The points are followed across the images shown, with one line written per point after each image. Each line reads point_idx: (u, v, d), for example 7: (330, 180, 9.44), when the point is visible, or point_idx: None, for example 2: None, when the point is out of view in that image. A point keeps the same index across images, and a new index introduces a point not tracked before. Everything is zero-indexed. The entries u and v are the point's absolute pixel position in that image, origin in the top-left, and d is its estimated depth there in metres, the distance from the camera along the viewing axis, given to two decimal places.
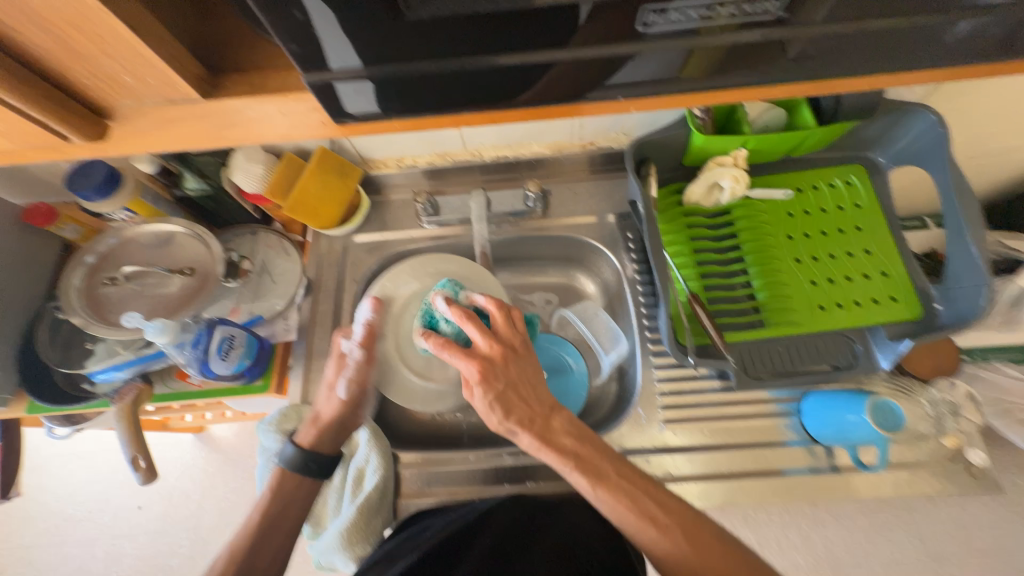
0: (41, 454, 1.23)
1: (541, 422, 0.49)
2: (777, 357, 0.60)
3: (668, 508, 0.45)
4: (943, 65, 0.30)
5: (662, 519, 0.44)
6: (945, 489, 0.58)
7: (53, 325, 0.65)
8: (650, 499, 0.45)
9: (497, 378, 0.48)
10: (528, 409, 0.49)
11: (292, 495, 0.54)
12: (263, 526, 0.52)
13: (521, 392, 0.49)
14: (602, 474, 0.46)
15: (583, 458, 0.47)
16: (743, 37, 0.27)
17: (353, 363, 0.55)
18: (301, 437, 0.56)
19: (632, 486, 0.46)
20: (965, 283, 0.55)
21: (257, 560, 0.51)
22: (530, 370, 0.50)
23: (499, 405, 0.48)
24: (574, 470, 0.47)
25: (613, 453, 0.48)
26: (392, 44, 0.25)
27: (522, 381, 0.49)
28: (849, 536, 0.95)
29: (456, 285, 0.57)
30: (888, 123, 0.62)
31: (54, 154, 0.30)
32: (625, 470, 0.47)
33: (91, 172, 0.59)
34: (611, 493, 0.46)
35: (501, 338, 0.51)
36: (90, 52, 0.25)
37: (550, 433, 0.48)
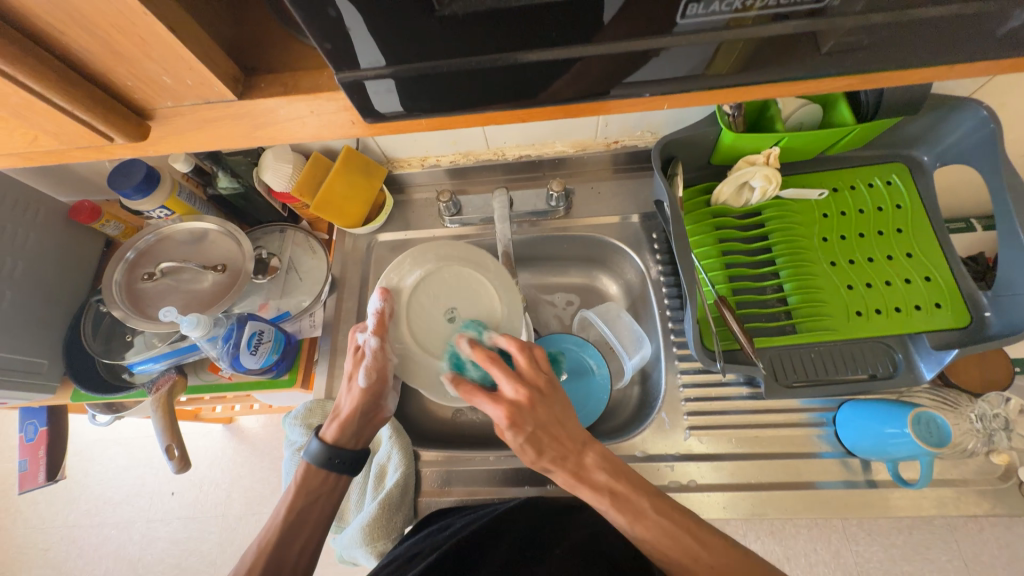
0: (84, 440, 1.30)
1: (575, 460, 0.47)
2: (809, 364, 0.58)
3: (709, 546, 0.43)
4: (1011, 54, 0.27)
5: (706, 560, 0.42)
6: (994, 509, 0.55)
7: (96, 318, 0.67)
8: (691, 538, 0.44)
9: (526, 423, 0.46)
10: (560, 448, 0.47)
11: (319, 491, 0.53)
12: (290, 522, 0.51)
13: (551, 433, 0.47)
14: (640, 511, 0.45)
15: (619, 494, 0.46)
16: (779, 29, 0.25)
17: (369, 352, 0.53)
18: (326, 432, 0.55)
19: (672, 524, 0.44)
20: (1019, 290, 0.52)
21: (285, 556, 0.50)
22: (559, 409, 0.47)
23: (531, 446, 0.47)
24: (610, 506, 0.46)
25: (648, 489, 0.46)
26: (423, 41, 0.24)
27: (551, 423, 0.47)
28: (882, 552, 0.90)
29: (478, 322, 0.55)
30: (934, 119, 0.59)
31: (100, 153, 0.31)
32: (661, 505, 0.46)
33: (132, 171, 0.61)
34: (649, 530, 0.44)
35: (528, 377, 0.48)
36: (133, 55, 0.25)
37: (584, 470, 0.47)
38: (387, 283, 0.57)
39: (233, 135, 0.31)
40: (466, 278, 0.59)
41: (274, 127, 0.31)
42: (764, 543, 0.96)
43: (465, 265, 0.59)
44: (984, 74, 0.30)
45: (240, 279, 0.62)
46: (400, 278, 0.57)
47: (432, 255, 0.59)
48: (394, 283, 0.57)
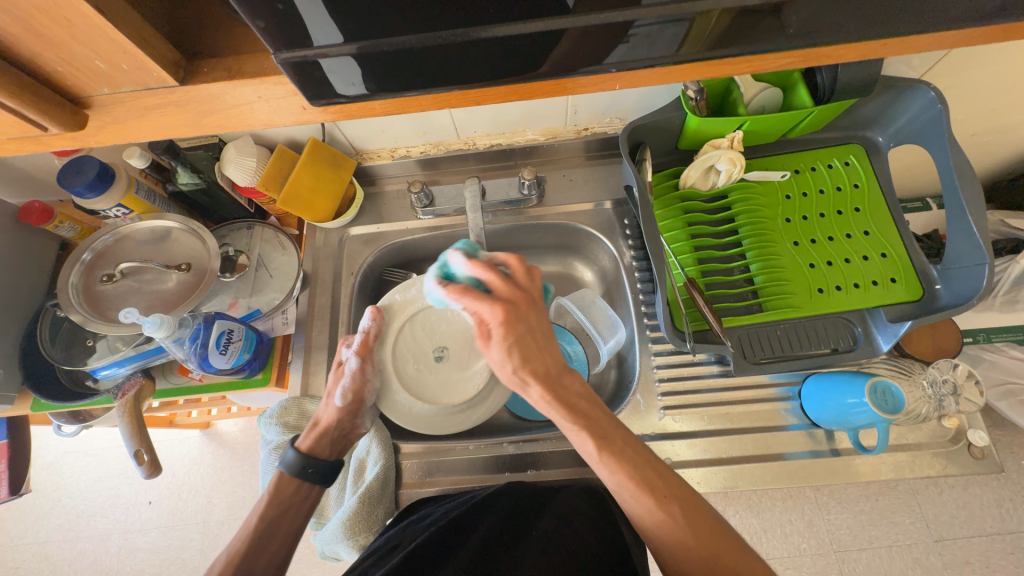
0: (52, 452, 1.26)
1: (550, 377, 0.49)
2: (775, 341, 0.60)
3: (668, 480, 0.44)
4: (945, 28, 0.29)
5: (662, 490, 0.43)
6: (946, 470, 0.58)
7: (54, 323, 0.64)
8: (652, 469, 0.44)
9: (517, 322, 0.49)
10: (542, 360, 0.49)
11: (291, 501, 0.52)
12: (261, 531, 0.49)
13: (537, 344, 0.49)
14: (608, 435, 0.46)
15: (590, 416, 0.47)
16: (741, 1, 0.26)
17: (348, 372, 0.55)
18: (301, 443, 0.55)
19: (635, 455, 0.45)
20: (964, 261, 0.55)
21: (253, 568, 0.47)
22: (546, 322, 0.51)
23: (517, 350, 0.48)
24: (580, 429, 0.46)
25: (618, 423, 0.48)
26: (371, 19, 0.24)
27: (540, 331, 0.50)
28: (852, 519, 0.95)
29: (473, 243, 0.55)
30: (886, 101, 0.61)
31: (37, 144, 0.30)
32: (629, 438, 0.47)
33: (83, 168, 0.58)
34: (615, 457, 0.45)
35: (522, 288, 0.51)
36: (60, 38, 0.24)
37: (561, 386, 0.49)
38: (385, 305, 0.60)
39: (179, 123, 0.30)
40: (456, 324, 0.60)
41: (222, 114, 0.30)
42: (741, 518, 0.98)
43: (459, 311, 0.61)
44: (926, 49, 0.31)
45: (206, 277, 0.61)
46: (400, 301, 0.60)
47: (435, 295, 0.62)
48: (390, 306, 0.60)
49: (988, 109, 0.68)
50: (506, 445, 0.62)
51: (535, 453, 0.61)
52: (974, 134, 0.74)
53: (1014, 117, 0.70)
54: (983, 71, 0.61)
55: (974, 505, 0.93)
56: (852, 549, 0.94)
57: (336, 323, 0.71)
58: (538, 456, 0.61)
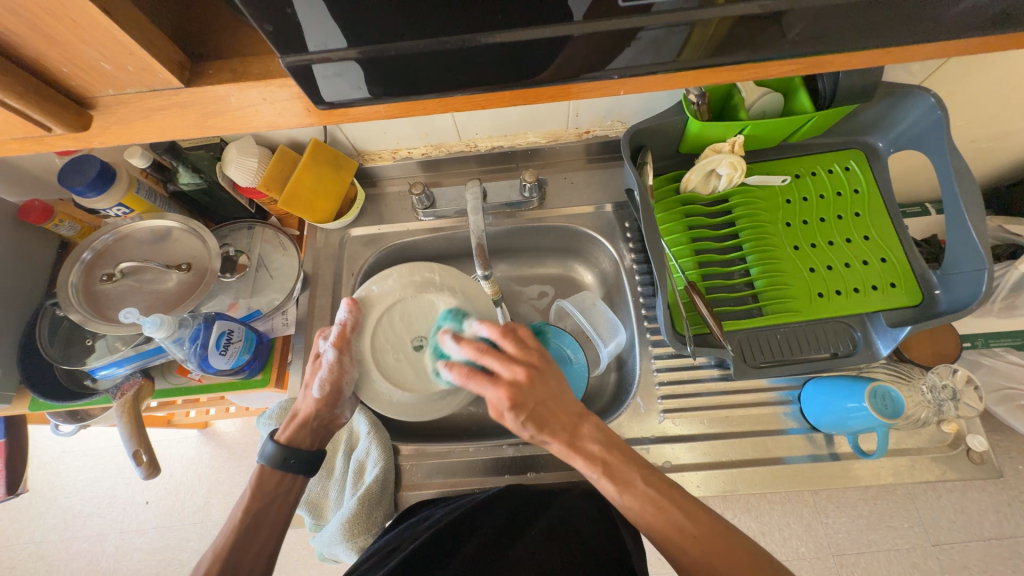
0: (49, 452, 1.25)
1: (570, 433, 0.47)
2: (776, 345, 0.60)
3: (695, 520, 0.44)
4: (948, 37, 0.29)
5: (689, 530, 0.43)
6: (945, 475, 0.59)
7: (53, 322, 0.64)
8: (677, 510, 0.44)
9: (525, 399, 0.46)
10: (559, 422, 0.47)
11: (275, 493, 0.52)
12: (246, 524, 0.49)
13: (549, 407, 0.47)
14: (631, 482, 0.45)
15: (611, 464, 0.46)
16: (744, 9, 0.26)
17: (326, 363, 0.53)
18: (280, 434, 0.54)
19: (659, 494, 0.45)
20: (964, 267, 0.55)
21: (241, 560, 0.48)
22: (555, 383, 0.48)
23: (532, 424, 0.46)
24: (602, 477, 0.46)
25: (637, 459, 0.47)
26: (377, 24, 0.24)
27: (549, 397, 0.47)
28: (850, 523, 0.96)
29: (456, 317, 0.58)
30: (886, 107, 0.61)
31: (41, 144, 0.30)
32: (651, 477, 0.46)
33: (85, 167, 0.58)
34: (638, 500, 0.45)
35: (521, 355, 0.48)
36: (67, 39, 0.24)
37: (579, 440, 0.47)
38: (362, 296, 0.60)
39: (183, 125, 0.30)
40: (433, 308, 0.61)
41: (227, 116, 0.30)
42: (740, 521, 0.98)
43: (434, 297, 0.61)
44: (929, 57, 0.31)
45: (206, 277, 0.60)
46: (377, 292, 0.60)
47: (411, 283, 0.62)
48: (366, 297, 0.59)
49: (987, 115, 0.68)
50: (505, 447, 0.62)
51: (535, 456, 0.61)
52: (973, 140, 0.74)
53: (1014, 123, 0.70)
54: (982, 78, 0.61)
55: (972, 510, 0.93)
56: (850, 553, 0.94)
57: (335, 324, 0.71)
58: (538, 458, 0.61)
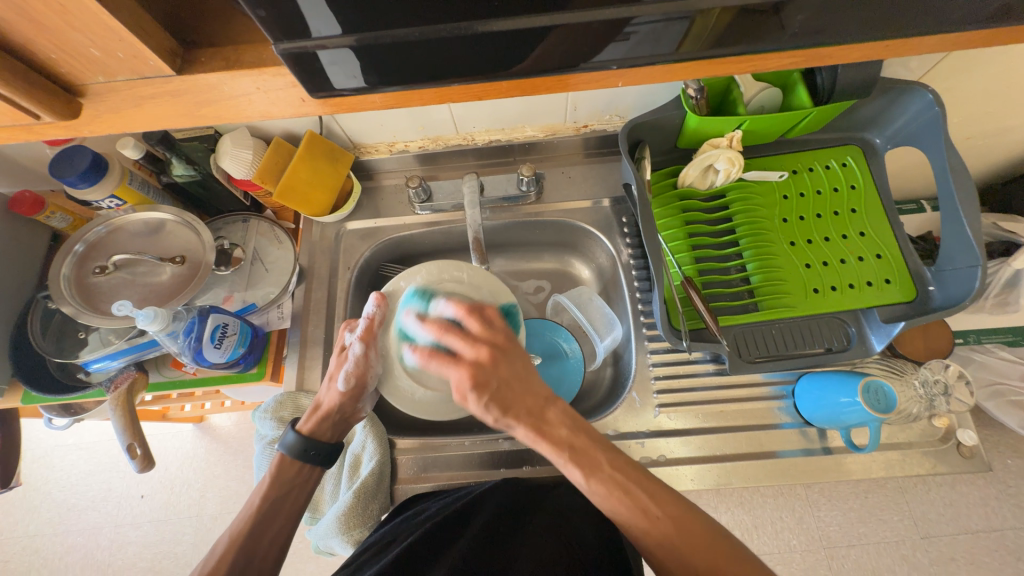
0: (42, 445, 1.24)
1: (535, 415, 0.47)
2: (770, 340, 0.60)
3: (662, 501, 0.43)
4: (947, 30, 0.29)
5: (655, 512, 0.42)
6: (936, 469, 0.59)
7: (45, 315, 0.63)
8: (642, 490, 0.43)
9: (488, 378, 0.47)
10: (522, 403, 0.47)
11: (293, 483, 0.52)
12: (263, 511, 0.49)
13: (511, 389, 0.47)
14: (597, 466, 0.44)
15: (578, 449, 0.45)
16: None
17: (353, 357, 0.53)
18: (302, 425, 0.54)
19: (625, 477, 0.44)
20: (958, 263, 0.56)
21: (256, 548, 0.47)
22: (517, 364, 0.49)
23: (495, 405, 0.46)
24: (568, 462, 0.45)
25: (602, 442, 0.46)
26: (373, 10, 0.24)
27: (510, 378, 0.48)
28: (841, 516, 0.97)
29: (423, 296, 0.54)
30: (884, 103, 0.61)
31: (30, 133, 0.30)
32: (617, 460, 0.45)
33: (75, 157, 0.57)
34: (604, 485, 0.43)
35: (484, 334, 0.50)
36: (55, 24, 0.24)
37: (546, 424, 0.47)
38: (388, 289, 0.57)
39: (176, 114, 0.30)
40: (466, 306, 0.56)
41: (220, 105, 0.29)
42: (733, 515, 0.99)
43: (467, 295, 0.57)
44: (929, 51, 0.31)
45: (200, 271, 0.60)
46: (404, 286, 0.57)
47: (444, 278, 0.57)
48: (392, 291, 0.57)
49: (984, 112, 0.68)
50: (502, 441, 0.62)
51: (531, 449, 0.61)
52: (969, 137, 0.74)
53: (1010, 120, 0.70)
54: (979, 75, 0.61)
55: (961, 503, 0.95)
56: (841, 546, 0.96)
57: (331, 318, 0.71)
58: (534, 452, 0.61)
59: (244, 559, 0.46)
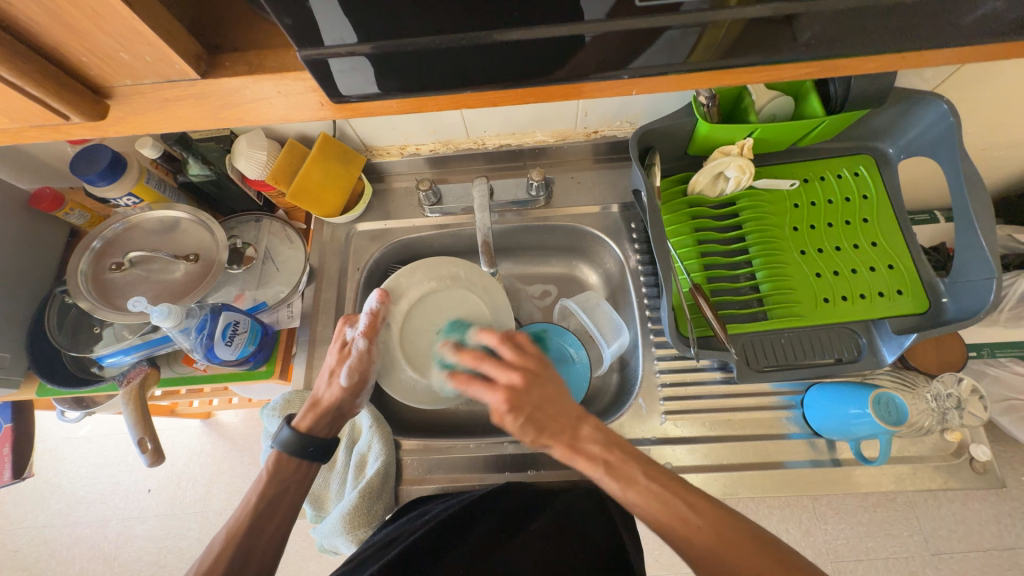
0: (54, 437, 1.27)
1: (570, 434, 0.47)
2: (779, 349, 0.60)
3: (702, 510, 0.41)
4: (964, 42, 0.29)
5: (695, 521, 0.40)
6: (947, 484, 0.58)
7: (62, 310, 0.65)
8: (680, 499, 0.42)
9: (522, 401, 0.47)
10: (557, 422, 0.47)
11: (291, 480, 0.52)
12: (260, 510, 0.49)
13: (547, 410, 0.48)
14: (633, 478, 0.43)
15: (614, 463, 0.45)
16: (759, 11, 0.26)
17: (356, 352, 0.55)
18: (299, 422, 0.54)
19: (663, 488, 0.43)
20: (973, 275, 0.55)
21: (255, 545, 0.48)
22: (551, 387, 0.49)
23: (530, 425, 0.47)
24: (604, 475, 0.44)
25: (639, 454, 0.45)
26: (392, 18, 0.25)
27: (544, 401, 0.48)
28: (849, 530, 0.95)
29: (457, 328, 0.59)
30: (898, 113, 0.61)
31: (57, 132, 0.30)
32: (655, 472, 0.44)
33: (97, 156, 0.59)
34: (642, 497, 0.42)
35: (518, 360, 0.50)
36: (86, 28, 0.25)
37: (579, 442, 0.46)
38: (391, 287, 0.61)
39: (198, 116, 0.31)
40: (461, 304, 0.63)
41: (241, 108, 0.30)
42: None
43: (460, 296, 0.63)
44: (945, 63, 0.31)
45: (213, 269, 0.61)
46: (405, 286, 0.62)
47: (442, 275, 0.64)
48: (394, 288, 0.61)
49: (1000, 123, 0.67)
50: (506, 445, 0.62)
51: (535, 454, 0.61)
52: (985, 149, 0.74)
53: None
54: (997, 86, 0.61)
55: (973, 520, 0.93)
56: (848, 560, 0.94)
57: (340, 318, 0.72)
58: (538, 457, 0.61)
59: (243, 557, 0.47)
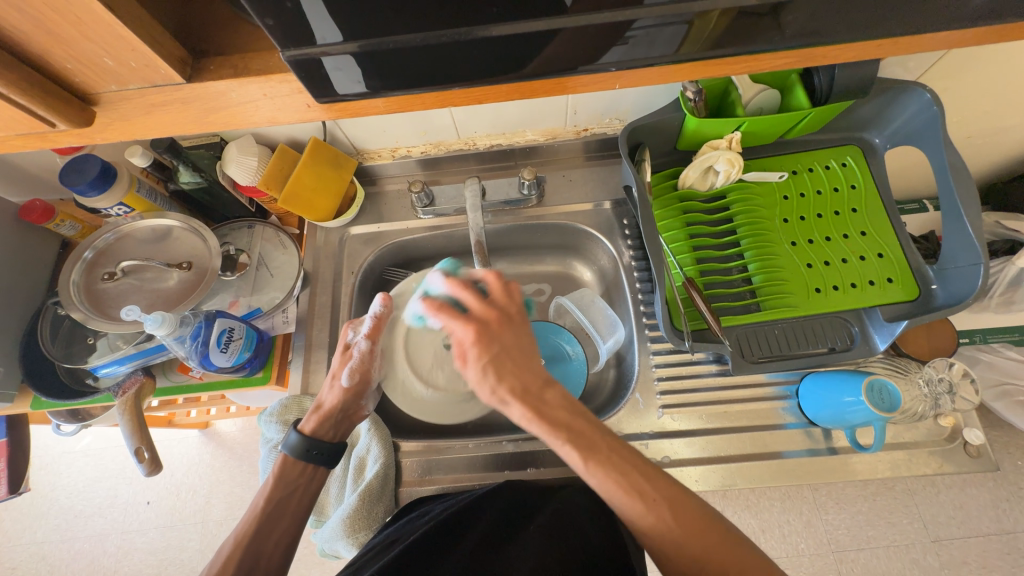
0: (50, 452, 1.26)
1: (531, 392, 0.46)
2: (773, 340, 0.60)
3: (657, 484, 0.42)
4: (940, 28, 0.29)
5: (650, 493, 0.41)
6: (943, 468, 0.59)
7: (54, 321, 0.64)
8: (639, 474, 0.42)
9: (490, 341, 0.47)
10: (520, 376, 0.46)
11: (297, 482, 0.53)
12: (268, 512, 0.50)
13: (512, 357, 0.47)
14: (595, 448, 0.43)
15: (576, 431, 0.44)
16: (738, 2, 0.26)
17: (358, 354, 0.55)
18: (304, 426, 0.55)
19: (621, 460, 0.43)
20: (961, 261, 0.56)
21: (263, 548, 0.48)
22: (522, 338, 0.49)
23: (492, 369, 0.46)
24: (564, 444, 0.43)
25: (607, 430, 0.45)
26: (377, 18, 0.25)
27: (514, 348, 0.48)
28: (849, 519, 0.96)
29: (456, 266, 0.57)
30: (883, 102, 0.61)
31: (44, 141, 0.30)
32: (614, 444, 0.44)
33: (85, 167, 0.58)
34: (601, 468, 0.42)
35: (494, 305, 0.50)
36: (70, 35, 0.25)
37: (543, 405, 0.45)
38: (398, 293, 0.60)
39: (185, 120, 0.30)
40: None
41: (227, 111, 0.30)
42: (740, 517, 0.98)
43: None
44: (924, 49, 0.31)
45: (207, 276, 0.61)
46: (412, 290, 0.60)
47: None
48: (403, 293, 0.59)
49: (983, 111, 0.68)
50: (505, 443, 0.63)
51: (534, 451, 0.62)
52: (969, 136, 0.75)
53: (1012, 118, 0.70)
54: (979, 73, 0.62)
55: (971, 505, 0.94)
56: (850, 549, 0.95)
57: (336, 322, 0.71)
58: (537, 454, 0.62)
59: (252, 558, 0.47)
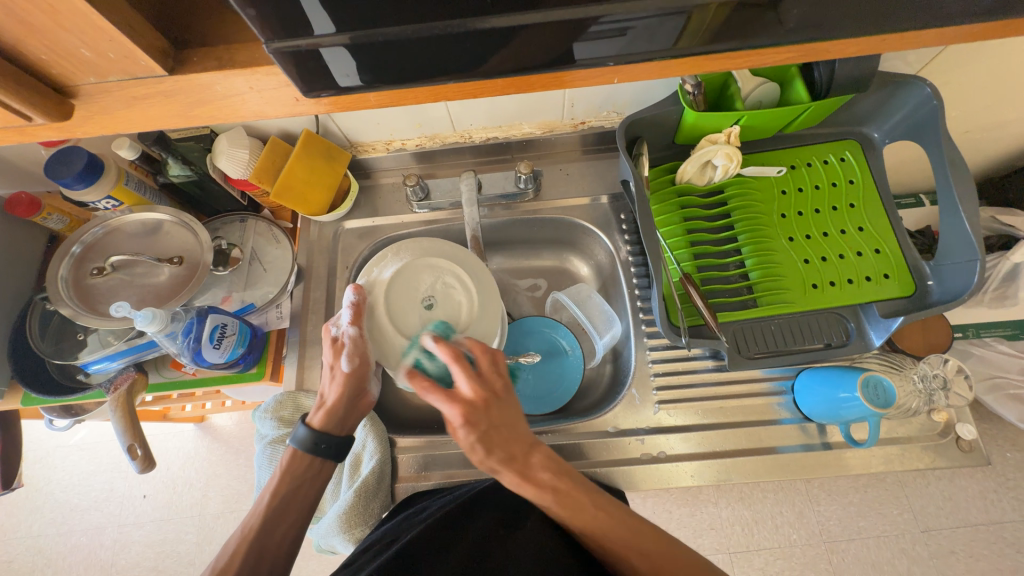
0: (43, 447, 1.25)
1: (519, 459, 0.47)
2: (770, 336, 0.60)
3: (642, 532, 0.45)
4: (943, 23, 0.29)
5: (638, 547, 0.44)
6: (934, 462, 0.60)
7: (43, 317, 0.63)
8: (626, 526, 0.45)
9: (479, 419, 0.46)
10: (508, 447, 0.46)
11: (304, 476, 0.52)
12: (274, 507, 0.50)
13: (500, 433, 0.46)
14: (582, 507, 0.46)
15: (563, 491, 0.46)
16: None
17: (348, 341, 0.53)
18: (312, 420, 0.54)
19: (608, 518, 0.46)
20: (958, 258, 0.55)
21: (267, 543, 0.48)
22: (511, 411, 0.48)
23: (482, 445, 0.46)
24: (552, 505, 0.46)
25: (591, 486, 0.48)
26: (366, 9, 0.24)
27: (502, 425, 0.46)
28: (840, 510, 0.97)
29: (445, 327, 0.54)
30: (883, 97, 0.61)
31: (23, 135, 0.30)
32: (601, 500, 0.47)
33: (70, 159, 0.57)
34: (591, 525, 0.45)
35: (482, 380, 0.48)
36: (45, 25, 0.24)
37: (530, 470, 0.47)
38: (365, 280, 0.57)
39: (169, 113, 0.30)
40: (443, 272, 0.58)
41: (212, 105, 0.29)
42: (734, 509, 1.00)
43: (443, 259, 0.59)
44: (928, 44, 0.31)
45: (199, 271, 0.60)
46: (379, 272, 0.58)
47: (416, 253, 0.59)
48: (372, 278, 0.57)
49: (982, 106, 0.68)
50: None
51: None
52: (966, 131, 0.74)
53: (1011, 113, 0.70)
54: (980, 68, 0.61)
55: (960, 496, 0.95)
56: (841, 540, 0.96)
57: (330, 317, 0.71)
58: None
59: (257, 554, 0.47)
